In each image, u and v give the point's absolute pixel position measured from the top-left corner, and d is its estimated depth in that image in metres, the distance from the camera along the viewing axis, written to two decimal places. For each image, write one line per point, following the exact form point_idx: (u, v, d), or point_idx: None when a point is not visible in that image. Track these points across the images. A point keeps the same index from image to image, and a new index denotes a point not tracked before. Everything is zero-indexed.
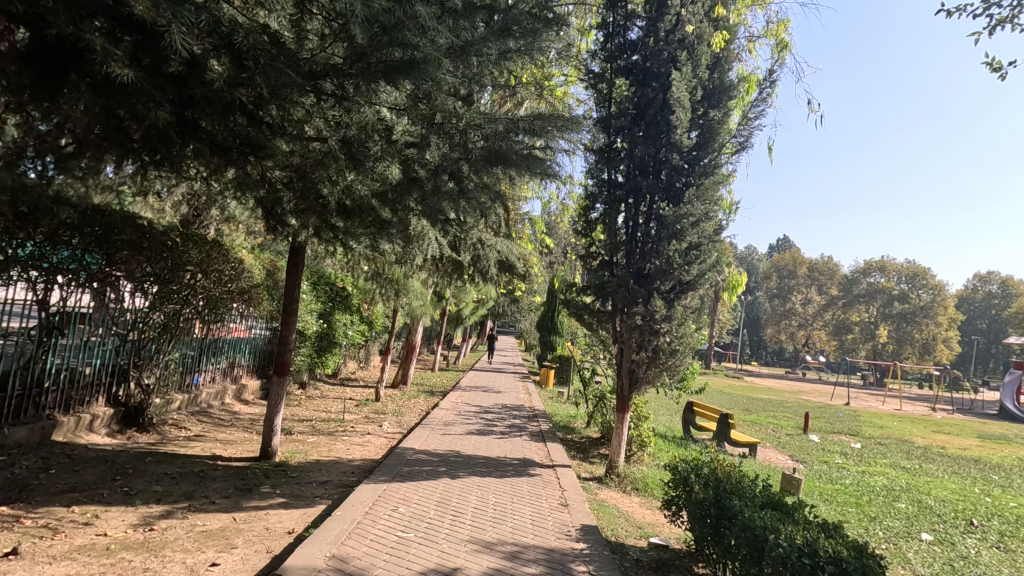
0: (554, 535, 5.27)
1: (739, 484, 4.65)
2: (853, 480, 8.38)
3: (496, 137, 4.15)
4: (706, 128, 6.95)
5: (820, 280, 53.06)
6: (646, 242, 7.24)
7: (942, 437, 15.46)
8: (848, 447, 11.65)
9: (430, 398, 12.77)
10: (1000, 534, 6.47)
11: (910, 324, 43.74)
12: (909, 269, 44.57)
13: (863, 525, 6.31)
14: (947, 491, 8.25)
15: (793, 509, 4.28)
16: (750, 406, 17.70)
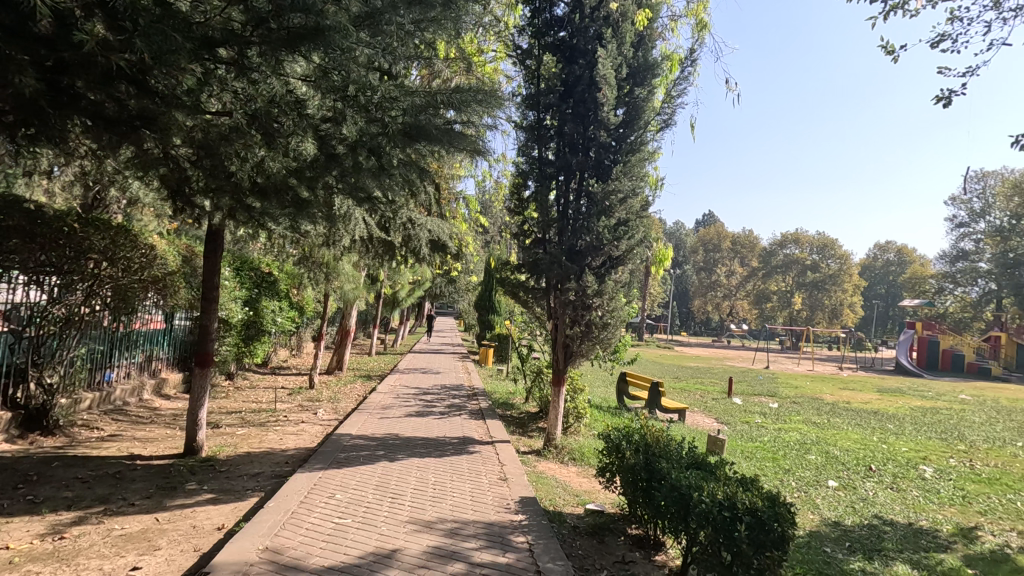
0: (494, 509, 5.35)
1: (666, 448, 4.89)
2: (770, 437, 9.05)
3: (416, 111, 4.02)
4: (632, 105, 7.06)
5: (742, 253, 56.06)
6: (577, 220, 7.32)
7: (847, 393, 16.95)
8: (766, 407, 12.50)
9: (367, 382, 12.56)
10: (894, 476, 7.20)
11: (821, 292, 47.26)
12: (818, 241, 47.61)
13: (778, 477, 6.84)
14: (849, 442, 9.09)
15: (715, 467, 4.56)
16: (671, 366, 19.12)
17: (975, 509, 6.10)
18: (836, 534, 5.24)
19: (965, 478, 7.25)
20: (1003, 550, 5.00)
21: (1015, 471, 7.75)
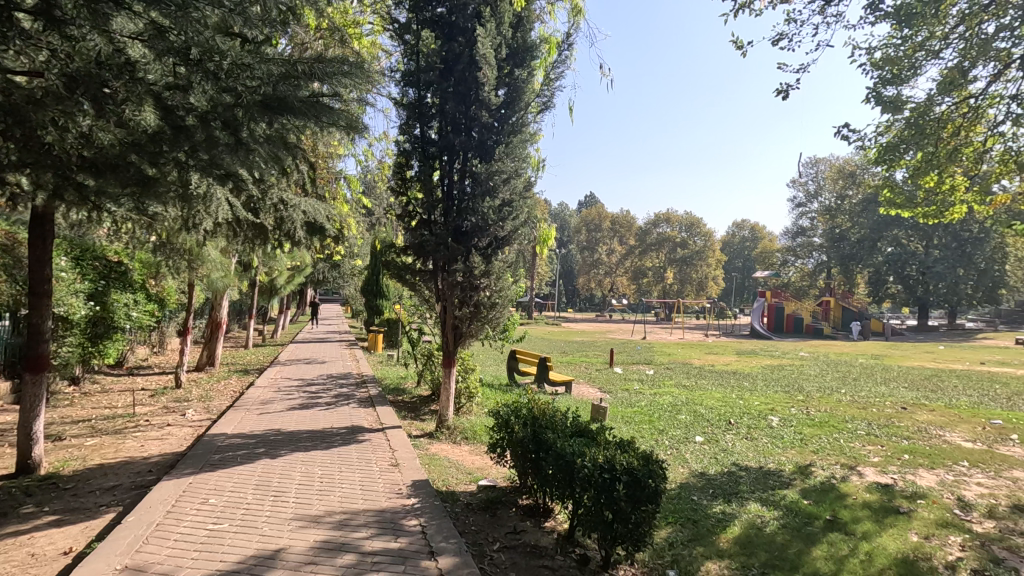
0: (385, 496, 5.26)
1: (552, 419, 5.09)
2: (647, 402, 9.82)
3: (273, 82, 3.72)
4: (512, 86, 7.12)
5: (620, 232, 59.55)
6: (462, 200, 7.29)
7: (711, 357, 18.86)
8: (643, 375, 13.51)
9: (244, 377, 11.66)
10: (748, 427, 8.16)
11: (689, 267, 51.75)
12: (687, 220, 51.95)
13: (654, 438, 7.43)
14: (712, 400, 10.14)
15: (598, 433, 4.82)
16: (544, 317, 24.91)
17: (810, 449, 7.10)
18: (701, 483, 5.84)
19: (803, 424, 8.40)
20: (831, 481, 5.88)
21: (840, 414, 9.13)
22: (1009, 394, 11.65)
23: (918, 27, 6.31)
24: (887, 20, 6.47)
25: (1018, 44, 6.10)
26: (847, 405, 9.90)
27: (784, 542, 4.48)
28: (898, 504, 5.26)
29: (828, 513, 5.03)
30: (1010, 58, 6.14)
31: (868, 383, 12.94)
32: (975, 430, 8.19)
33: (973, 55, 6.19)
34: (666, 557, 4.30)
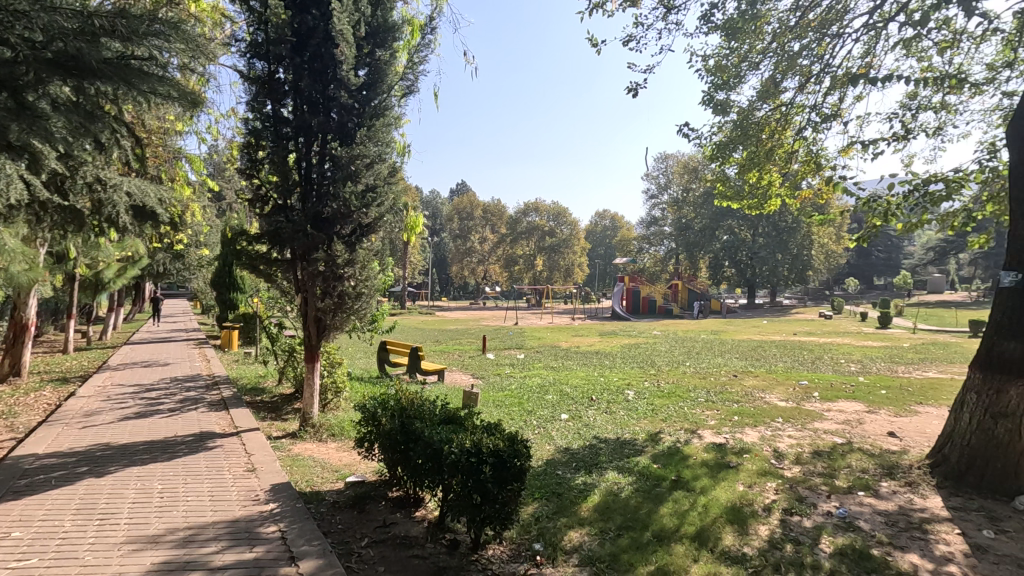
0: (239, 504, 4.84)
1: (420, 408, 5.00)
2: (517, 385, 10.14)
3: (65, 38, 3.21)
4: (373, 67, 6.83)
5: (492, 221, 60.45)
6: (322, 185, 6.86)
7: (576, 339, 20.01)
8: (514, 359, 13.92)
9: (62, 387, 10.00)
10: (608, 402, 8.78)
11: (557, 254, 54.23)
12: (553, 209, 54.15)
13: (523, 419, 7.70)
14: (577, 380, 10.76)
15: (466, 419, 4.82)
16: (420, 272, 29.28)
17: (660, 418, 7.84)
18: (566, 458, 6.17)
19: (654, 395, 9.24)
20: (676, 445, 6.55)
21: (684, 384, 10.19)
22: (812, 359, 13.87)
23: (742, 40, 7.13)
24: (717, 31, 7.21)
25: (816, 62, 7.16)
26: (690, 376, 11.08)
27: (637, 504, 4.90)
28: (729, 460, 6.01)
29: (673, 474, 5.60)
30: (810, 73, 7.19)
31: (707, 356, 14.60)
32: (787, 391, 9.63)
33: (784, 69, 7.15)
34: (533, 531, 4.46)
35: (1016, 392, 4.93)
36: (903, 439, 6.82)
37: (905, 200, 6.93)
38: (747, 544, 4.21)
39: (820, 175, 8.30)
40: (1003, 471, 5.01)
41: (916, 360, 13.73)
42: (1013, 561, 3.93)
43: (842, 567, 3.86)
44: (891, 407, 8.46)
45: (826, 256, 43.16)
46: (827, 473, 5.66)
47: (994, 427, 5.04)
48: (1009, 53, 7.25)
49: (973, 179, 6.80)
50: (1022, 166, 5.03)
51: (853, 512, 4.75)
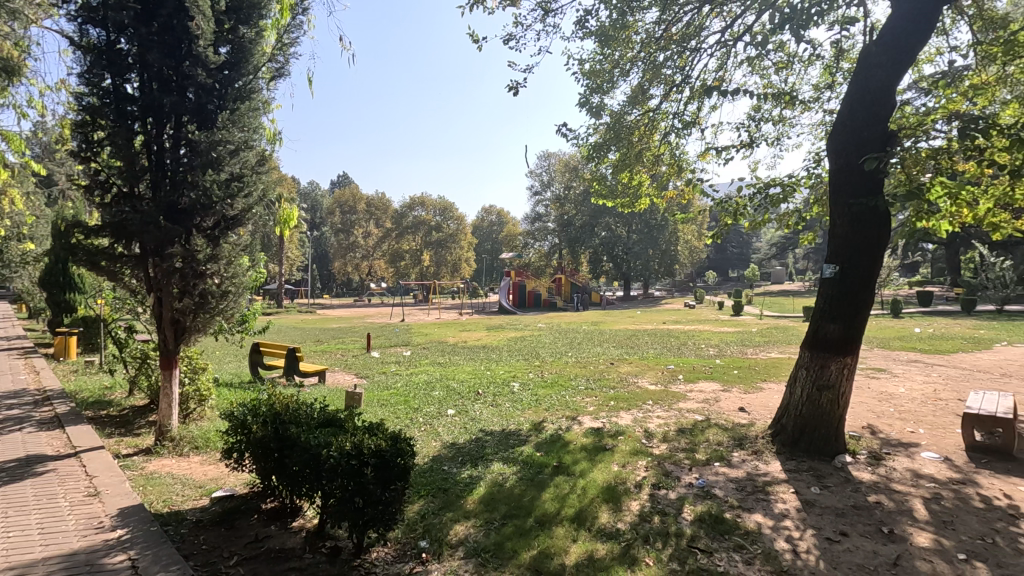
0: (77, 534, 4.23)
1: (296, 412, 4.59)
2: (403, 382, 9.95)
3: None
4: (236, 45, 6.25)
5: (377, 215, 58.57)
6: (177, 172, 6.14)
7: (464, 334, 20.12)
8: (400, 356, 13.64)
9: None
10: (494, 395, 8.93)
11: (444, 250, 53.93)
12: (439, 204, 53.73)
13: (409, 417, 7.58)
14: (464, 374, 10.82)
15: (347, 420, 4.48)
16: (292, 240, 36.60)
17: (543, 407, 8.13)
18: (452, 453, 6.17)
19: (538, 386, 9.57)
20: (558, 432, 6.83)
21: (566, 373, 10.67)
22: (678, 346, 15.20)
23: (614, 48, 7.57)
24: (591, 37, 7.56)
25: (678, 73, 7.79)
26: (571, 366, 11.63)
27: (521, 492, 5.04)
28: (606, 443, 6.40)
29: (555, 460, 5.83)
30: (673, 83, 7.81)
31: (587, 345, 15.40)
32: (657, 375, 10.46)
33: (650, 77, 7.69)
34: (418, 529, 4.41)
35: (836, 367, 5.76)
36: (751, 413, 7.71)
37: (751, 201, 7.81)
38: (620, 520, 4.51)
39: (682, 177, 9.08)
40: (826, 435, 5.85)
41: (761, 343, 15.61)
42: (832, 511, 4.61)
43: (700, 531, 4.28)
44: (741, 385, 9.53)
45: (689, 251, 47.50)
46: (689, 448, 6.24)
47: (819, 398, 5.86)
48: (828, 77, 8.44)
49: (803, 185, 7.83)
50: (837, 173, 5.84)
51: (710, 482, 5.28)
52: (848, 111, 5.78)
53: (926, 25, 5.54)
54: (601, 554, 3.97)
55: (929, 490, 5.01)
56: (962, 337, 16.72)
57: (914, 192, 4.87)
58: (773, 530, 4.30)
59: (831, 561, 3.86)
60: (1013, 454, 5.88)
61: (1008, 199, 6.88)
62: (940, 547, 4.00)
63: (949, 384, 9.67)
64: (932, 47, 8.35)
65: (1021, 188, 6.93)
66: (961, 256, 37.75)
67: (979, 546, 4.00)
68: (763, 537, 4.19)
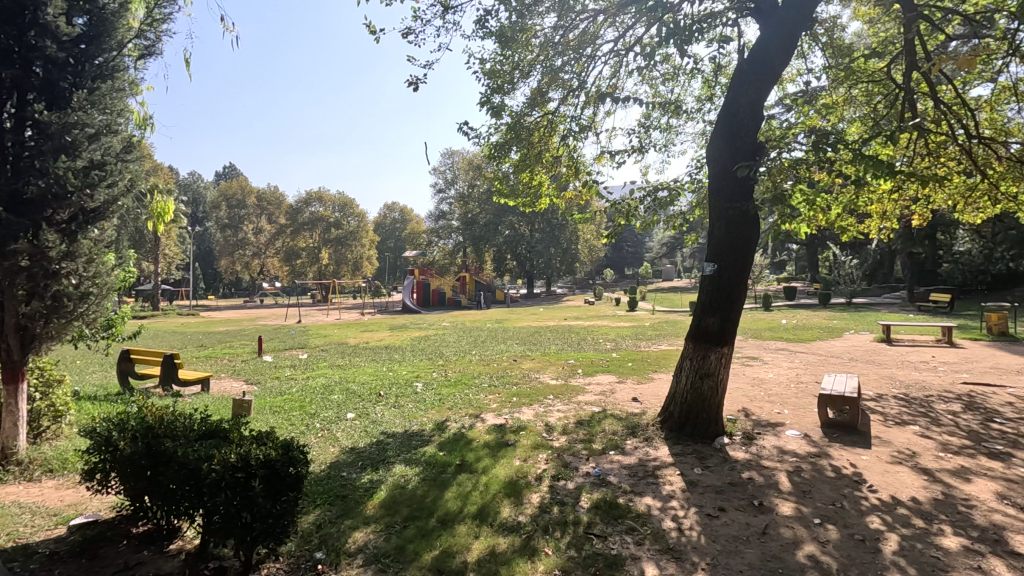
0: None
1: (172, 423, 4.15)
2: (298, 387, 9.44)
3: None
4: (95, 16, 5.53)
5: (269, 210, 54.99)
6: (20, 156, 5.30)
7: (365, 335, 19.49)
8: (295, 360, 12.92)
9: None
10: (396, 396, 8.74)
11: (344, 247, 51.83)
12: (338, 200, 51.68)
13: (304, 423, 7.20)
14: (365, 376, 10.47)
15: (232, 430, 4.12)
16: (175, 225, 35.01)
17: (447, 406, 8.09)
18: (351, 458, 5.96)
19: (441, 385, 9.50)
20: (462, 430, 6.84)
21: (470, 372, 10.71)
22: (578, 341, 15.82)
23: (513, 50, 7.68)
24: (491, 37, 7.61)
25: (575, 78, 8.06)
26: (475, 364, 11.67)
27: (423, 493, 4.97)
28: (508, 438, 6.50)
29: (458, 459, 5.82)
30: (571, 87, 8.08)
31: (491, 343, 15.55)
32: (558, 370, 10.80)
33: (549, 80, 7.89)
34: (314, 540, 4.20)
35: (715, 357, 6.27)
36: (643, 402, 8.20)
37: (642, 204, 8.30)
38: (521, 513, 4.60)
39: (580, 179, 9.44)
40: (707, 419, 6.36)
41: (653, 337, 16.67)
42: (712, 489, 5.02)
43: (596, 518, 4.48)
44: (635, 377, 10.10)
45: (589, 250, 49.54)
46: (587, 439, 6.51)
47: (701, 386, 6.35)
48: (708, 90, 9.17)
49: (687, 189, 8.45)
50: (717, 178, 6.33)
51: (606, 470, 5.55)
52: (724, 122, 6.31)
53: (787, 49, 6.18)
54: (502, 548, 4.03)
55: (792, 464, 5.63)
56: (819, 326, 18.97)
57: (778, 198, 5.41)
58: (662, 511, 4.60)
59: (710, 535, 4.20)
60: (857, 428, 6.76)
61: (852, 206, 7.88)
62: (800, 514, 4.50)
63: (808, 369, 10.92)
64: (794, 69, 9.35)
65: (861, 196, 7.98)
66: (818, 255, 42.77)
67: (831, 511, 4.55)
68: (652, 518, 4.47)
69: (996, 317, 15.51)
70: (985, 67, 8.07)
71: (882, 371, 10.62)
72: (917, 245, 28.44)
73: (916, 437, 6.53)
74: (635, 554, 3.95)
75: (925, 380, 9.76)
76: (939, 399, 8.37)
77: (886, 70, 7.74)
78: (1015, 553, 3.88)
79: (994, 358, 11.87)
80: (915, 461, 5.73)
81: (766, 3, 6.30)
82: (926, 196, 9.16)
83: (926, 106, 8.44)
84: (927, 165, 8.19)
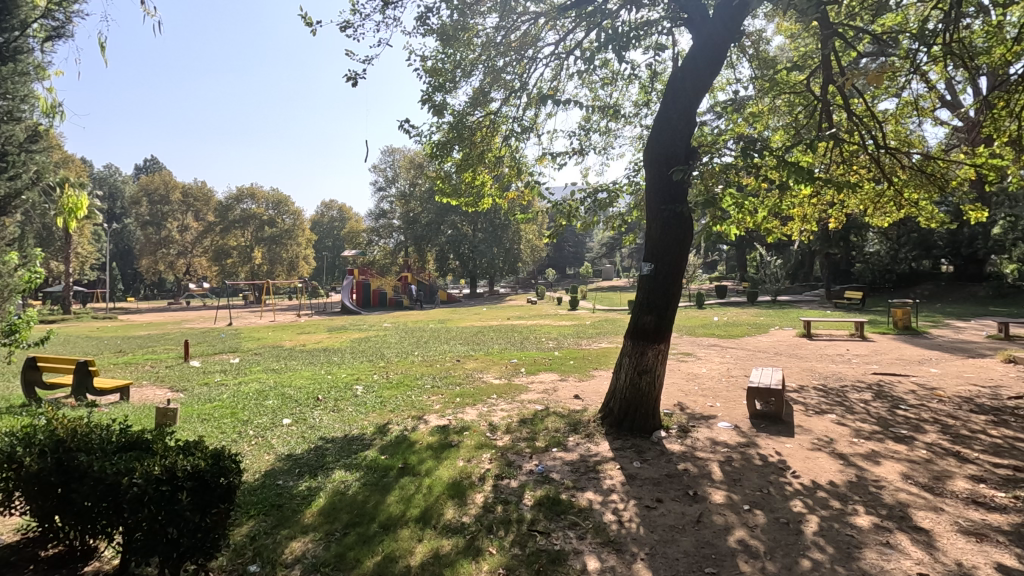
0: None
1: (86, 436, 3.82)
2: (229, 393, 8.98)
3: None
4: None
5: (195, 206, 51.83)
6: None
7: (302, 337, 18.90)
8: (225, 365, 12.27)
9: None
10: (335, 400, 8.49)
11: (279, 246, 49.77)
12: (274, 197, 49.66)
13: (236, 431, 6.85)
14: (301, 380, 10.11)
15: (155, 441, 3.86)
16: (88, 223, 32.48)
17: (389, 409, 7.94)
18: (288, 465, 5.73)
19: (383, 387, 9.31)
20: (404, 433, 6.73)
21: (412, 373, 10.55)
22: (521, 340, 15.95)
23: (455, 48, 7.65)
24: (432, 35, 7.54)
25: (517, 79, 8.12)
26: (418, 365, 11.50)
27: (364, 498, 4.86)
28: (452, 440, 6.44)
29: (400, 462, 5.73)
30: (512, 88, 8.12)
31: (433, 344, 15.36)
32: (501, 370, 10.85)
33: (491, 80, 7.88)
34: (248, 553, 4.02)
35: (652, 353, 6.49)
36: (584, 399, 8.39)
37: (582, 205, 8.48)
38: (465, 514, 4.58)
39: (522, 179, 9.50)
40: (645, 414, 6.58)
41: (592, 335, 17.09)
42: (650, 481, 5.20)
43: (539, 515, 4.53)
44: (576, 375, 10.30)
45: (531, 250, 50.03)
46: (530, 437, 6.58)
47: (639, 381, 6.55)
48: (645, 95, 9.48)
49: (626, 191, 8.68)
50: (654, 180, 6.54)
51: (549, 467, 5.62)
52: (660, 128, 6.54)
53: (718, 57, 6.48)
54: (446, 550, 3.99)
55: (723, 454, 5.91)
56: (747, 322, 20.03)
57: (710, 201, 5.66)
58: (603, 505, 4.72)
59: (649, 526, 4.35)
60: (781, 418, 7.19)
61: (777, 209, 8.39)
62: (731, 501, 4.74)
63: (738, 363, 11.51)
64: (724, 78, 9.84)
65: (785, 201, 8.51)
66: (746, 256, 45.23)
67: (759, 497, 4.82)
68: (593, 512, 4.57)
69: (900, 313, 16.96)
70: (890, 83, 8.77)
71: (804, 364, 11.34)
72: (834, 247, 30.59)
73: (832, 424, 7.03)
74: (578, 548, 4.03)
75: (840, 371, 10.51)
76: (852, 388, 9.05)
77: (805, 82, 8.27)
78: (918, 527, 4.25)
79: (898, 351, 12.99)
80: (832, 448, 6.16)
81: (697, 15, 6.57)
82: (842, 201, 9.87)
83: (841, 117, 9.11)
84: (842, 171, 8.83)
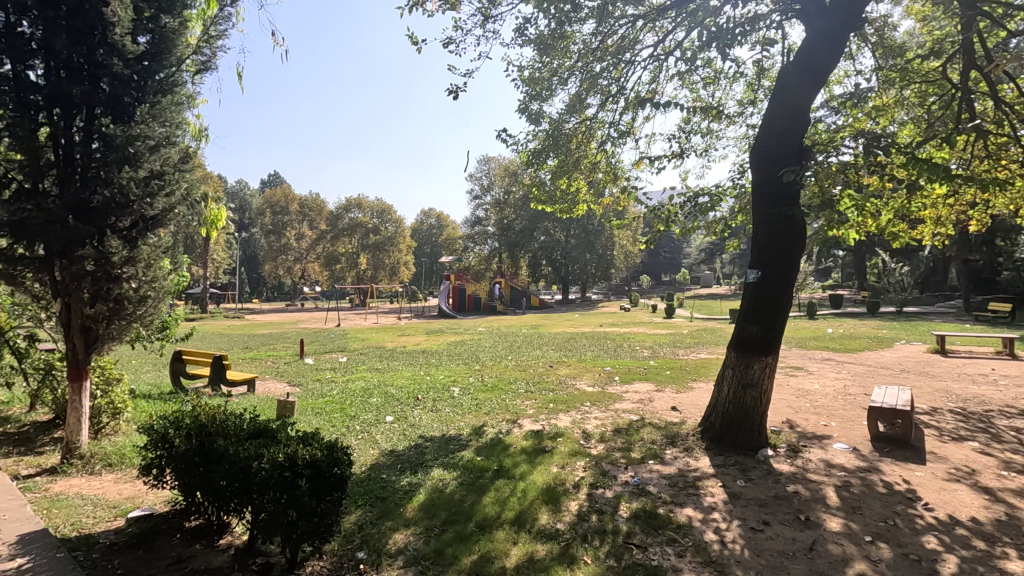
0: None
1: (223, 423, 4.28)
2: (338, 390, 9.66)
3: None
4: (157, 34, 5.53)
5: (311, 216, 55.96)
6: (89, 168, 5.32)
7: (403, 339, 19.89)
8: (335, 363, 13.23)
9: None
10: (433, 400, 8.84)
11: (382, 252, 52.77)
12: (378, 207, 52.72)
13: (344, 425, 7.36)
14: (403, 380, 10.65)
15: (279, 431, 4.24)
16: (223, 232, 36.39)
17: (484, 411, 8.13)
18: (390, 460, 6.05)
19: (477, 390, 9.56)
20: (498, 436, 6.85)
21: (506, 377, 10.73)
22: (614, 347, 15.66)
23: (553, 57, 7.75)
24: (529, 45, 7.68)
25: (614, 84, 8.06)
26: (511, 369, 11.69)
27: (461, 497, 5.01)
28: (546, 445, 6.47)
29: (495, 464, 5.85)
30: (609, 93, 8.07)
31: (526, 349, 15.54)
32: (594, 377, 10.74)
33: (587, 87, 7.87)
34: (356, 540, 4.29)
35: (759, 366, 6.11)
36: (682, 412, 8.07)
37: (682, 209, 8.18)
38: (559, 520, 4.58)
39: (617, 185, 9.38)
40: (750, 430, 6.20)
41: (690, 344, 16.40)
42: (756, 502, 4.89)
43: (636, 528, 4.42)
44: (673, 386, 9.94)
45: (625, 257, 49.06)
46: (625, 447, 6.44)
47: (744, 396, 6.20)
48: (751, 94, 9.02)
49: (728, 195, 8.27)
50: (762, 183, 6.17)
51: (644, 479, 5.47)
52: (768, 127, 6.19)
53: (837, 48, 6.00)
54: (541, 555, 4.02)
55: (839, 478, 5.42)
56: (866, 336, 18.25)
57: (825, 203, 5.25)
58: (703, 523, 4.51)
59: (754, 549, 4.09)
60: (909, 442, 6.47)
61: (905, 211, 7.59)
62: (849, 530, 4.34)
63: (856, 380, 10.51)
64: (841, 70, 9.10)
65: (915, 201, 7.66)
66: (866, 263, 41.34)
67: (883, 529, 4.37)
68: (693, 530, 4.39)
69: None
70: None
71: (937, 384, 10.11)
72: (975, 252, 27.05)
73: (973, 453, 6.21)
74: (676, 566, 3.88)
75: (984, 393, 9.25)
76: (999, 414, 7.94)
77: (941, 69, 7.43)
78: None
79: None
80: (973, 480, 5.45)
81: (811, 5, 6.14)
82: (985, 201, 8.73)
83: (985, 106, 8.07)
84: (986, 167, 7.81)
